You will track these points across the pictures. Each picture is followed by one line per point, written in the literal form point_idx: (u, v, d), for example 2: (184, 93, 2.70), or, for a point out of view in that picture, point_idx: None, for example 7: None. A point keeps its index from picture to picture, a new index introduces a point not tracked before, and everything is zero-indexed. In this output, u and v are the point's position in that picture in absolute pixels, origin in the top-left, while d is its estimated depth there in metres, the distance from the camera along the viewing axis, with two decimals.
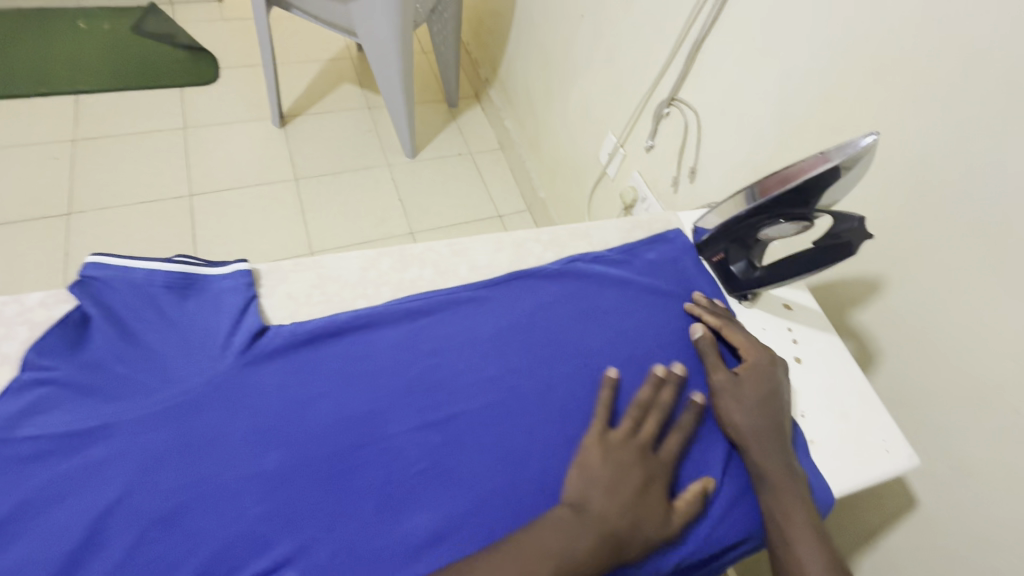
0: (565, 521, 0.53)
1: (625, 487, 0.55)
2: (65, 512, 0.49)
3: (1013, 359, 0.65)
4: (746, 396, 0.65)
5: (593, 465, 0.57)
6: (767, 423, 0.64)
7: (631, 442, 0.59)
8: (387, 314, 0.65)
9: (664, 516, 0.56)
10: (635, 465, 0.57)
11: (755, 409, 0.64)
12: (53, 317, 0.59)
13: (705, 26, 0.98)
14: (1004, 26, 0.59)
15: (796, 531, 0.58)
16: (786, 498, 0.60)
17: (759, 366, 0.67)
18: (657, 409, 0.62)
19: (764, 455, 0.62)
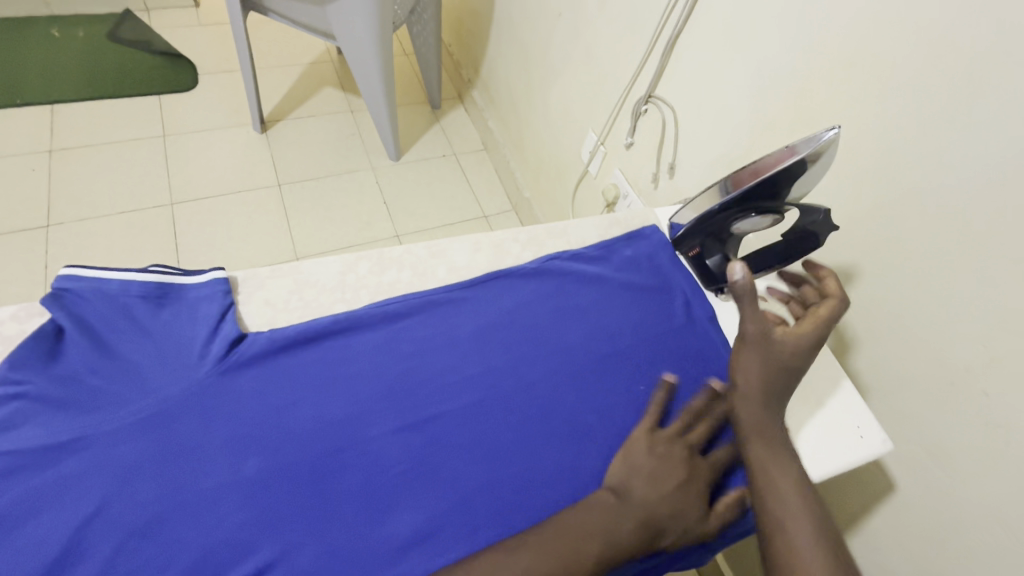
0: (607, 505, 0.54)
1: (670, 481, 0.57)
2: (42, 526, 0.49)
3: (981, 343, 0.67)
4: (773, 358, 0.62)
5: (639, 458, 0.59)
6: (777, 385, 0.62)
7: (684, 439, 0.61)
8: (366, 317, 0.66)
9: (701, 514, 0.57)
10: (688, 463, 0.59)
11: (773, 369, 0.62)
12: (25, 331, 0.59)
13: (680, 23, 0.99)
14: (962, 18, 0.61)
15: (782, 483, 0.56)
16: (773, 454, 0.58)
17: (799, 340, 0.64)
18: (709, 415, 0.64)
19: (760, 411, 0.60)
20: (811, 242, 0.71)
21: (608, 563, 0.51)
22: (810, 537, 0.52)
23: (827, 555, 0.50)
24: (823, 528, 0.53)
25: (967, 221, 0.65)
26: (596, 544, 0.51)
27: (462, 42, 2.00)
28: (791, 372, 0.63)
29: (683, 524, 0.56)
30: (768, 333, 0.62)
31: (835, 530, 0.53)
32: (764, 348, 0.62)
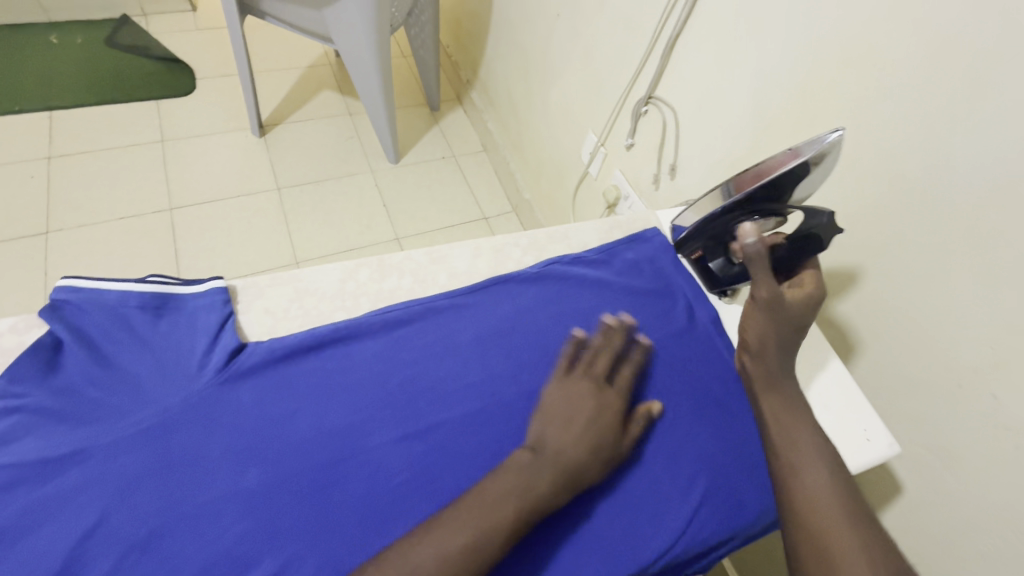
0: (523, 464, 0.54)
1: (578, 421, 0.57)
2: (42, 540, 0.49)
3: (987, 344, 0.66)
4: (785, 320, 0.66)
5: (550, 405, 0.59)
6: (787, 343, 0.66)
7: (588, 377, 0.62)
8: (366, 325, 0.65)
9: (615, 440, 0.58)
10: (594, 398, 0.59)
11: (783, 329, 0.66)
12: (24, 343, 0.58)
13: (679, 24, 0.98)
14: (965, 18, 0.60)
15: (794, 428, 0.61)
16: (786, 403, 0.64)
17: (810, 298, 0.67)
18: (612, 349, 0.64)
19: (773, 366, 0.66)
20: (815, 245, 0.68)
21: (528, 520, 0.51)
22: (820, 474, 0.57)
23: (837, 487, 0.56)
24: (832, 465, 0.58)
25: (973, 222, 0.65)
26: (513, 501, 0.51)
27: (460, 43, 1.99)
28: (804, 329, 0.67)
29: (600, 463, 0.56)
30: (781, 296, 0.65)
31: (842, 465, 0.58)
32: (774, 310, 0.66)
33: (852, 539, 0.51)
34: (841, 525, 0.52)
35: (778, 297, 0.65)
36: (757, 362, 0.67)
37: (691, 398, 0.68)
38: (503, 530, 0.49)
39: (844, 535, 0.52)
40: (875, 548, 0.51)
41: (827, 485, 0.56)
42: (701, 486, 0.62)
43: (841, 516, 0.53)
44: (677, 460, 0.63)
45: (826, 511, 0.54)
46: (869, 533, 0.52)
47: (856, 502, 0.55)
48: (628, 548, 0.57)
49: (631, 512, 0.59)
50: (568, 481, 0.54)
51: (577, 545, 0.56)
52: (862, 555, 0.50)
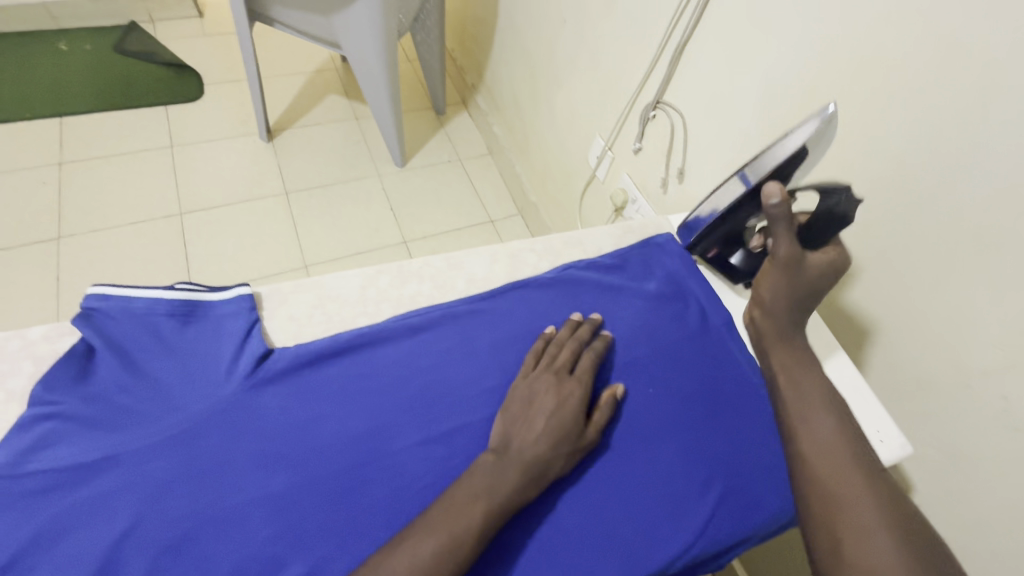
0: (489, 466, 0.55)
1: (539, 417, 0.59)
2: (78, 544, 0.50)
3: (997, 347, 0.67)
4: (804, 280, 0.67)
5: (513, 404, 0.61)
6: (804, 301, 0.68)
7: (548, 371, 0.64)
8: (388, 331, 0.66)
9: (577, 431, 0.60)
10: (551, 390, 0.61)
11: (801, 291, 0.68)
12: (57, 350, 0.60)
13: (687, 31, 1.00)
14: (974, 29, 0.61)
15: (802, 383, 0.64)
16: (794, 360, 0.66)
17: (830, 263, 0.68)
18: (571, 340, 0.67)
19: (784, 323, 0.69)
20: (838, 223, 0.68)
21: (495, 521, 0.52)
22: (826, 425, 0.59)
23: (842, 437, 0.58)
24: (839, 416, 0.60)
25: (982, 227, 0.66)
26: (482, 502, 0.52)
27: (465, 47, 2.01)
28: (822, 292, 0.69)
29: (565, 452, 0.58)
30: (799, 255, 0.67)
31: (848, 416, 0.60)
32: (795, 270, 0.67)
33: (854, 482, 0.54)
34: (845, 472, 0.55)
35: (800, 257, 0.67)
36: (770, 319, 0.69)
37: (705, 401, 0.70)
38: (472, 533, 0.50)
39: (846, 479, 0.54)
40: (879, 491, 0.53)
41: (832, 436, 0.58)
42: (718, 488, 0.63)
43: (846, 463, 0.56)
44: (693, 463, 0.64)
45: (831, 458, 0.56)
46: (872, 477, 0.55)
47: (861, 450, 0.57)
48: (645, 549, 0.58)
49: (649, 513, 0.60)
50: (535, 475, 0.56)
51: (568, 535, 0.57)
52: (866, 498, 0.53)
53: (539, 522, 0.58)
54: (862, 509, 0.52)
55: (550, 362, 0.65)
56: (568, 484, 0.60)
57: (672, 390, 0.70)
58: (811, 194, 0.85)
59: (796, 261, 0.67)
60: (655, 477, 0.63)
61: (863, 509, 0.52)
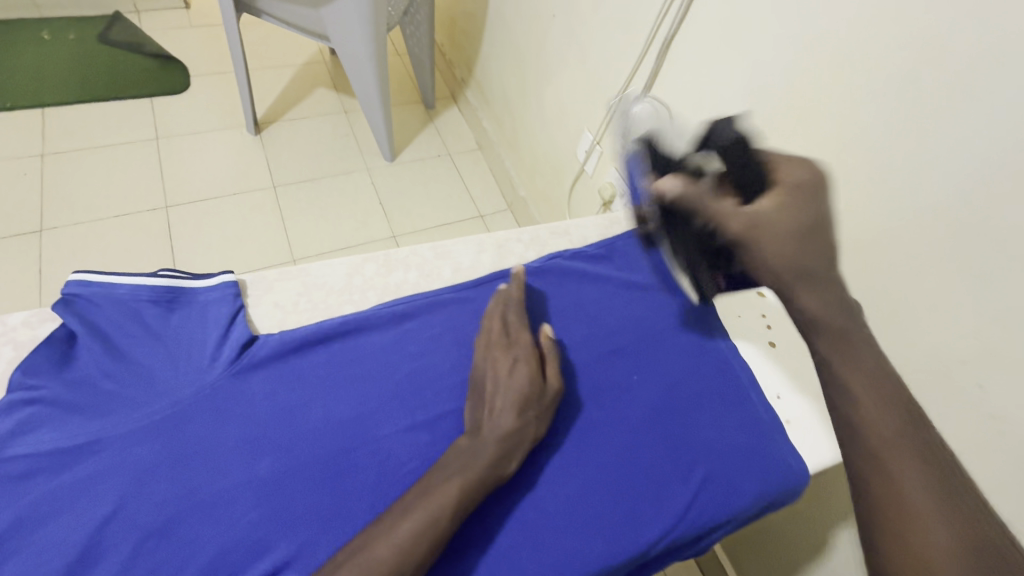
0: (464, 447, 0.56)
1: (495, 390, 0.60)
2: (60, 528, 0.49)
3: (972, 336, 0.69)
4: (793, 232, 0.54)
5: (473, 383, 0.62)
6: (807, 255, 0.54)
7: (488, 345, 0.63)
8: (373, 319, 0.67)
9: (538, 389, 0.60)
10: (496, 364, 0.61)
11: (806, 246, 0.54)
12: (37, 336, 0.59)
13: (674, 25, 1.01)
14: (952, 23, 0.63)
15: (870, 392, 0.51)
16: (854, 355, 0.53)
17: (795, 187, 0.54)
18: (500, 307, 0.67)
19: (813, 300, 0.55)
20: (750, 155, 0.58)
21: (475, 500, 0.53)
22: (907, 453, 0.48)
23: (929, 469, 0.47)
24: (919, 437, 0.49)
25: (958, 219, 0.68)
26: (455, 480, 0.52)
27: (455, 41, 2.01)
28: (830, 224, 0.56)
29: (533, 413, 0.59)
30: (747, 218, 0.55)
31: (927, 431, 0.49)
32: (776, 233, 0.54)
33: (950, 530, 0.44)
34: (937, 518, 0.45)
35: (751, 216, 0.55)
36: (802, 300, 0.55)
37: (688, 388, 0.71)
38: (449, 509, 0.50)
39: (940, 529, 0.44)
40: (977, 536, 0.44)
41: (916, 467, 0.47)
42: (701, 472, 0.64)
43: (938, 504, 0.45)
44: (676, 447, 0.65)
45: (919, 501, 0.46)
46: (966, 516, 0.45)
47: (950, 481, 0.47)
48: (629, 532, 0.58)
49: (633, 496, 0.61)
50: (511, 446, 0.56)
51: (554, 519, 0.57)
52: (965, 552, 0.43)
53: (523, 506, 0.58)
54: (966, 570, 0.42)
55: (488, 335, 0.65)
56: (552, 468, 0.61)
57: (655, 377, 0.71)
58: None
59: (761, 223, 0.55)
60: (638, 461, 0.63)
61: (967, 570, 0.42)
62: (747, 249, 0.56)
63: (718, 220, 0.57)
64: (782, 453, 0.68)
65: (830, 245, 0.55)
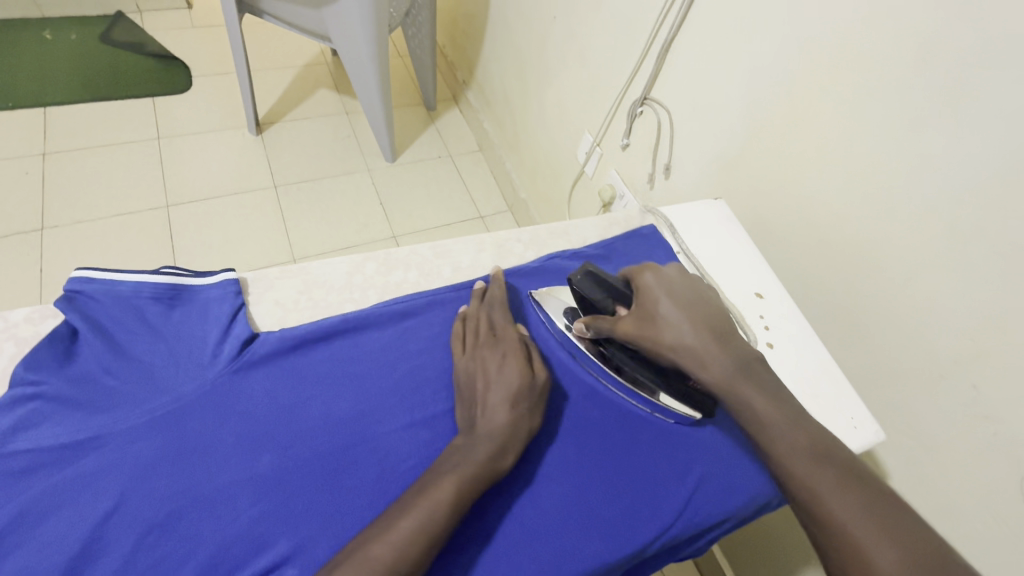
0: (461, 444, 0.56)
1: (486, 387, 0.60)
2: (61, 523, 0.49)
3: (968, 337, 0.69)
4: (664, 315, 0.65)
5: (460, 381, 0.62)
6: (699, 335, 0.63)
7: (475, 347, 0.64)
8: (374, 316, 0.67)
9: (527, 382, 0.61)
10: (483, 363, 0.62)
11: (681, 322, 0.64)
12: (39, 333, 0.60)
13: (674, 27, 1.02)
14: (951, 23, 0.63)
15: (780, 434, 0.56)
16: (750, 403, 0.59)
17: (657, 285, 0.67)
18: (487, 307, 0.69)
19: (719, 371, 0.61)
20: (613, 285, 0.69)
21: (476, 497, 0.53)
22: (829, 478, 0.52)
23: (852, 489, 0.52)
24: (831, 464, 0.53)
25: (955, 220, 0.68)
26: (454, 478, 0.52)
27: (457, 43, 2.02)
28: (697, 300, 0.67)
29: (525, 405, 0.60)
30: (639, 322, 0.66)
31: (838, 456, 0.54)
32: (653, 320, 0.65)
33: (886, 544, 0.48)
34: (873, 535, 0.48)
35: (637, 319, 0.66)
36: (696, 372, 0.62)
37: None
38: (448, 504, 0.51)
39: (879, 545, 0.48)
40: (913, 545, 0.48)
41: (839, 491, 0.51)
42: (698, 471, 0.64)
43: (872, 521, 0.49)
44: (673, 448, 0.65)
45: (853, 522, 0.49)
46: (899, 528, 0.49)
47: (875, 497, 0.51)
48: (627, 531, 0.58)
49: (629, 495, 0.61)
50: (505, 438, 0.57)
51: (552, 518, 0.57)
52: (904, 563, 0.46)
53: (521, 503, 0.58)
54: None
55: (474, 336, 0.65)
56: (550, 466, 0.61)
57: None
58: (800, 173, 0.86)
59: (641, 317, 0.66)
60: (634, 461, 0.64)
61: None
62: (643, 342, 0.65)
63: (616, 329, 0.67)
64: None
65: (710, 321, 0.65)
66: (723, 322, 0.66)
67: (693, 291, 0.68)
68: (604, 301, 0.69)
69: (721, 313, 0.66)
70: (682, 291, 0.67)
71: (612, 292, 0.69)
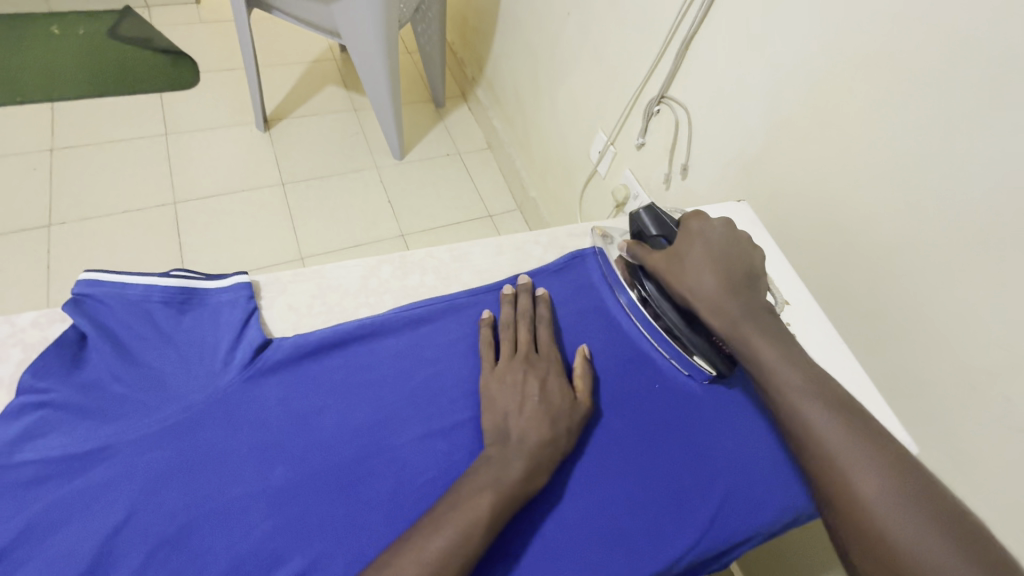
0: (492, 458, 0.54)
1: (529, 401, 0.58)
2: (69, 537, 0.48)
3: (1005, 348, 0.66)
4: (692, 260, 0.66)
5: (495, 392, 0.60)
6: (724, 280, 0.64)
7: (514, 360, 0.62)
8: (390, 322, 0.64)
9: (571, 403, 0.60)
10: (527, 375, 0.61)
11: (706, 269, 0.65)
12: (47, 337, 0.58)
13: (694, 25, 0.98)
14: (992, 20, 0.60)
15: (784, 372, 0.58)
16: (757, 347, 0.60)
17: (701, 230, 0.68)
18: (524, 318, 0.67)
19: (734, 315, 0.63)
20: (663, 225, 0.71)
21: (504, 514, 0.51)
22: (823, 414, 0.54)
23: (854, 432, 0.52)
24: (830, 402, 0.55)
25: (993, 227, 0.65)
26: (489, 495, 0.51)
27: (466, 40, 1.99)
28: (731, 253, 0.67)
29: (565, 426, 0.58)
30: (673, 259, 0.67)
31: (839, 397, 0.55)
32: (682, 263, 0.67)
33: (875, 473, 0.49)
34: (862, 464, 0.50)
35: (672, 258, 0.68)
36: (708, 315, 0.64)
37: (707, 397, 0.69)
38: (481, 525, 0.49)
39: (865, 473, 0.49)
40: (903, 478, 0.49)
41: (835, 425, 0.53)
42: (724, 485, 0.62)
43: (862, 453, 0.51)
44: (699, 461, 0.63)
45: (846, 454, 0.51)
46: (891, 461, 0.50)
47: (871, 435, 0.52)
48: (652, 548, 0.56)
49: (654, 510, 0.59)
50: (541, 458, 0.55)
51: (576, 535, 0.56)
52: (891, 491, 0.48)
53: (547, 521, 0.56)
54: (892, 506, 0.47)
55: (515, 350, 0.63)
56: (576, 481, 0.59)
57: (677, 386, 0.69)
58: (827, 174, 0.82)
59: (673, 258, 0.68)
60: (659, 474, 0.61)
61: (893, 507, 0.47)
62: (668, 280, 0.67)
63: (649, 261, 0.70)
64: None
65: (739, 271, 0.66)
66: (750, 278, 0.66)
67: (734, 242, 0.68)
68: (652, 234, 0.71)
69: (751, 269, 0.67)
70: (719, 240, 0.68)
71: (661, 231, 0.71)
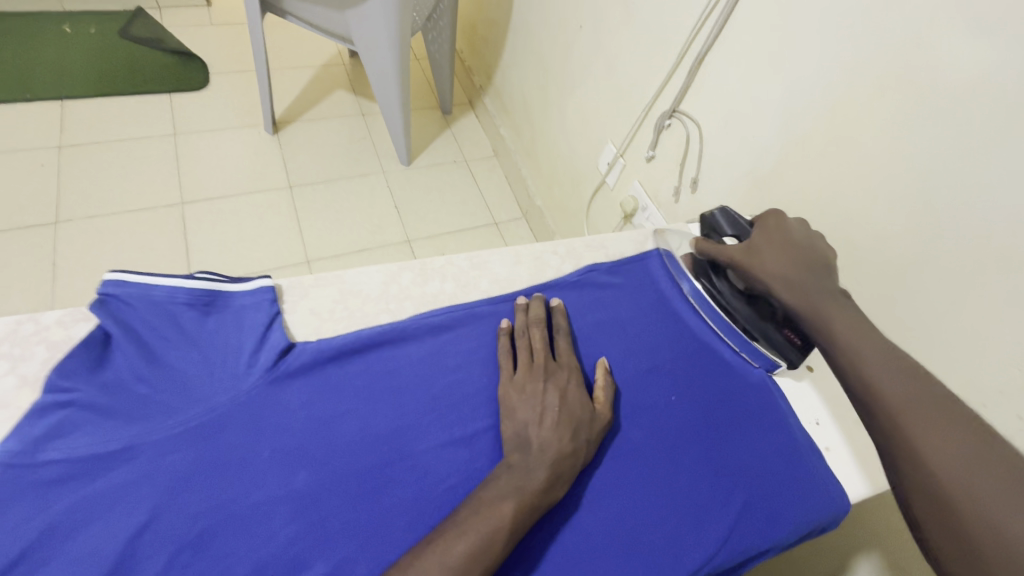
0: (514, 468, 0.54)
1: (551, 412, 0.59)
2: (93, 538, 0.48)
3: (1018, 367, 0.65)
4: (768, 247, 0.69)
5: (514, 400, 0.60)
6: (801, 260, 0.67)
7: (533, 370, 0.63)
8: (411, 329, 0.65)
9: (591, 412, 0.61)
10: (547, 386, 0.61)
11: (779, 253, 0.68)
12: (71, 336, 0.58)
13: (706, 43, 1.00)
14: (1004, 47, 0.61)
15: (863, 352, 0.57)
16: (831, 319, 0.61)
17: (779, 224, 0.71)
18: (541, 324, 0.67)
19: (809, 291, 0.64)
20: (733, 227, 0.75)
21: (529, 521, 0.52)
22: (901, 390, 0.53)
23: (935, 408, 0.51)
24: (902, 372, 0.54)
25: (1007, 246, 0.65)
26: (511, 502, 0.51)
27: (475, 49, 2.01)
28: (806, 244, 0.68)
29: (585, 437, 0.59)
30: (750, 249, 0.70)
31: (920, 370, 0.54)
32: (756, 248, 0.70)
33: (946, 441, 0.48)
34: (940, 441, 0.49)
35: (750, 251, 0.70)
36: (787, 295, 0.65)
37: (723, 411, 0.69)
38: (504, 531, 0.50)
39: (936, 440, 0.49)
40: (978, 447, 0.48)
41: (905, 394, 0.53)
42: (740, 499, 0.63)
43: (935, 424, 0.50)
44: (716, 472, 0.64)
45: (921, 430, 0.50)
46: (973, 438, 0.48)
47: (948, 405, 0.51)
48: (673, 557, 0.57)
49: (673, 521, 0.59)
50: (562, 467, 0.56)
51: (596, 542, 0.56)
52: (969, 465, 0.47)
53: (564, 529, 0.56)
54: (970, 475, 0.46)
55: (534, 358, 0.64)
56: (594, 489, 0.59)
57: (695, 398, 0.70)
58: (840, 191, 0.83)
59: (750, 247, 0.71)
60: (679, 484, 0.62)
61: (975, 485, 0.45)
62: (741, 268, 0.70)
63: (723, 254, 0.73)
64: (823, 482, 0.67)
65: (823, 260, 0.67)
66: (827, 268, 0.67)
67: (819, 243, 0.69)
68: (721, 232, 0.76)
69: (828, 262, 0.68)
70: (797, 236, 0.69)
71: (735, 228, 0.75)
